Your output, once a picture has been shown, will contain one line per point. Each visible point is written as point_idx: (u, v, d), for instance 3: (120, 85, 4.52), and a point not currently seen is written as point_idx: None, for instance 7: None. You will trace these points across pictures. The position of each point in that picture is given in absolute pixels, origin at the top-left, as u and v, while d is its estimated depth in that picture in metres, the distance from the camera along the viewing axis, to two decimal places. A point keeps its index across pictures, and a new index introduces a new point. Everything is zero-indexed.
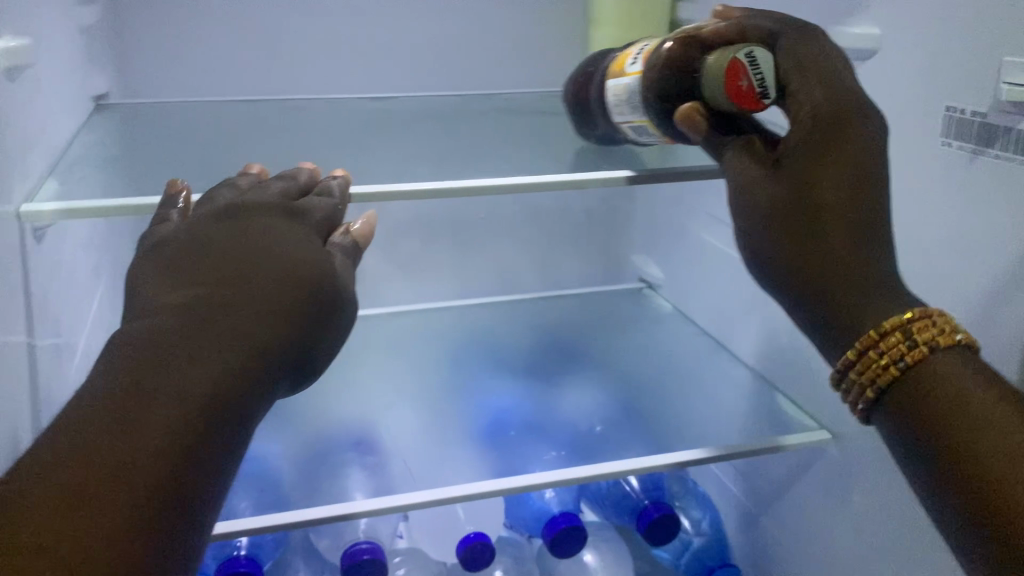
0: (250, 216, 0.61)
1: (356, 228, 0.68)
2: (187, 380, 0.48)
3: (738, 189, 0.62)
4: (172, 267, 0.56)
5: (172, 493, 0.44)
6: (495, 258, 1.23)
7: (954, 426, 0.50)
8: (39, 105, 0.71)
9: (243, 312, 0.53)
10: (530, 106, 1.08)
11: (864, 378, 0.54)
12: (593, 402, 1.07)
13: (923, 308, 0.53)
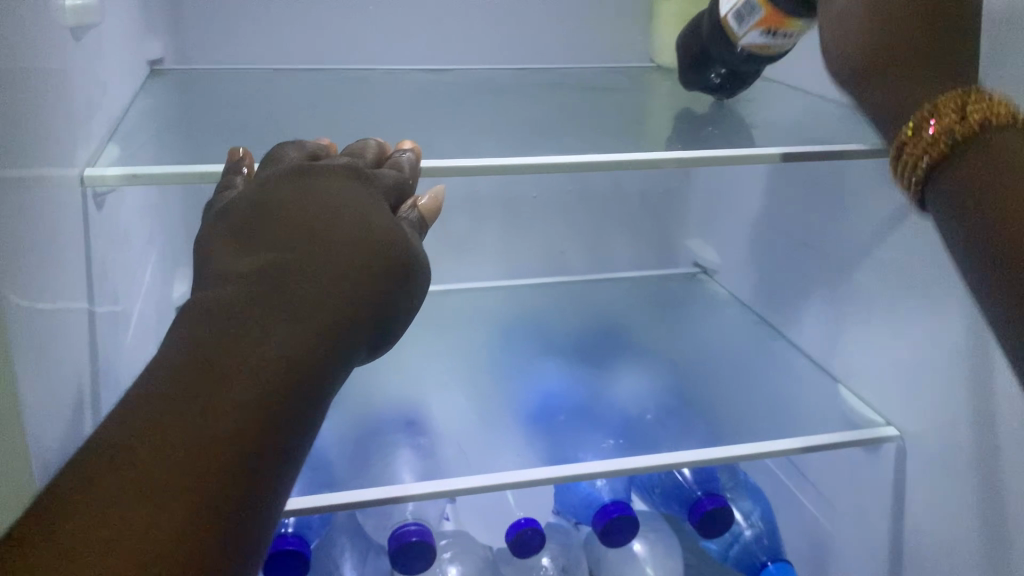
0: (315, 175, 0.56)
1: (424, 202, 0.63)
2: (258, 356, 0.44)
3: (830, 37, 0.61)
4: (239, 230, 0.52)
5: (243, 483, 0.41)
6: (545, 238, 1.20)
7: (1000, 194, 0.48)
8: (101, 67, 0.69)
9: (317, 278, 0.48)
10: (591, 81, 1.05)
11: (913, 157, 0.53)
12: (645, 390, 1.04)
13: (981, 92, 0.53)
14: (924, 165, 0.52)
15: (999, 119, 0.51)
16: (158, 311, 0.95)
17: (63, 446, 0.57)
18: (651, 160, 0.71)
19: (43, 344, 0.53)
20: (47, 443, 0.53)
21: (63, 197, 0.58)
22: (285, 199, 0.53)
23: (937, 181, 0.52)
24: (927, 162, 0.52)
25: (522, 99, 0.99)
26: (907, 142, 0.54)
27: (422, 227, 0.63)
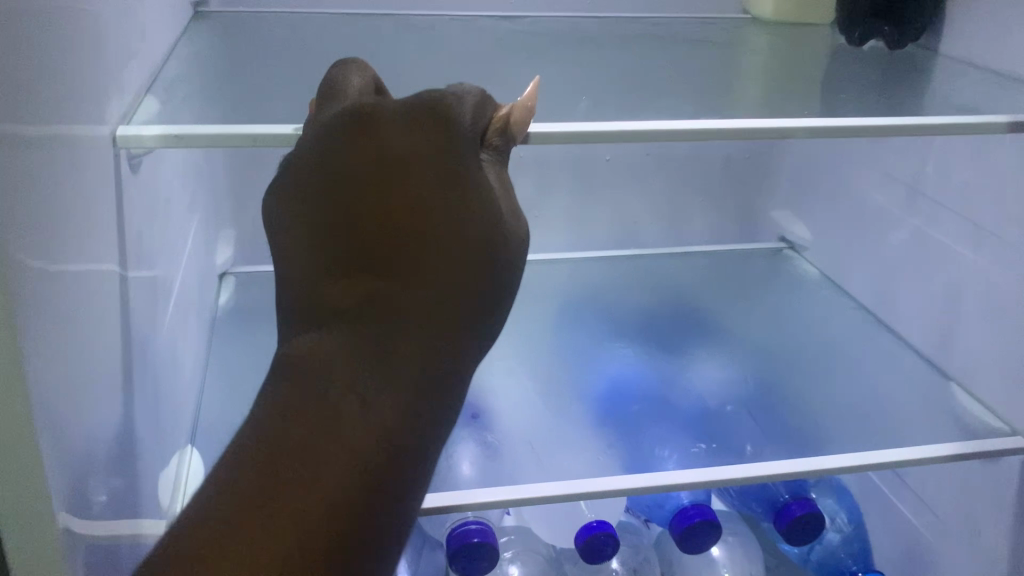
0: (386, 138, 0.46)
1: (512, 117, 0.50)
2: (358, 418, 0.42)
3: None
4: (317, 230, 0.46)
5: (346, 555, 0.40)
6: (617, 204, 1.09)
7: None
8: (137, 8, 0.60)
9: (415, 316, 0.45)
10: (679, 33, 0.94)
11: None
12: (727, 380, 0.94)
13: None
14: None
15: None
16: (201, 278, 0.87)
17: (91, 451, 0.49)
18: (772, 127, 0.60)
19: (69, 340, 0.45)
20: (73, 454, 0.45)
21: (93, 161, 0.49)
22: (370, 181, 0.46)
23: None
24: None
25: (606, 50, 0.88)
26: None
27: (512, 139, 0.50)
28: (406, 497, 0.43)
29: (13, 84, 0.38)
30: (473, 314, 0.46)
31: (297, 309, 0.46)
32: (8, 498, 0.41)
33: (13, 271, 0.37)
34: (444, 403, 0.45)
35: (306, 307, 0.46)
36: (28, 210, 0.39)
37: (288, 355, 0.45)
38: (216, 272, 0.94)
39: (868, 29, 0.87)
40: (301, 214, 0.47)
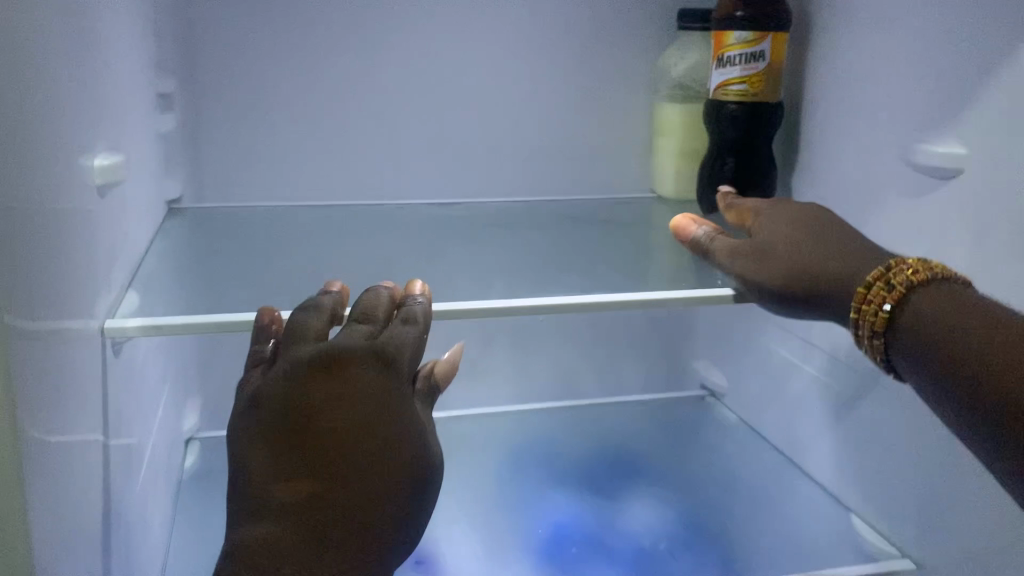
0: (343, 376, 0.57)
1: (438, 369, 0.65)
2: None
3: (921, 333, 0.59)
4: (270, 432, 0.56)
5: None
6: (552, 361, 1.21)
7: (953, 330, 0.58)
8: (125, 217, 0.72)
9: (343, 510, 0.54)
10: (594, 214, 1.08)
11: (872, 307, 0.62)
12: (658, 517, 1.01)
13: (923, 261, 0.62)
14: (883, 309, 0.61)
15: (944, 273, 0.61)
16: (169, 444, 0.95)
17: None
18: (646, 298, 0.73)
19: (60, 498, 0.53)
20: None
21: (87, 346, 0.59)
22: (317, 399, 0.56)
23: (899, 337, 0.61)
24: (889, 308, 0.61)
25: (530, 231, 1.01)
26: (865, 294, 0.63)
27: (438, 388, 0.66)
28: None
29: (30, 296, 0.48)
30: (402, 506, 0.56)
31: (244, 505, 0.54)
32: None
33: (25, 428, 0.47)
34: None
35: (252, 504, 0.54)
36: (38, 393, 0.49)
37: (235, 543, 0.53)
38: (182, 438, 1.02)
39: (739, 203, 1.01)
40: (255, 428, 0.56)
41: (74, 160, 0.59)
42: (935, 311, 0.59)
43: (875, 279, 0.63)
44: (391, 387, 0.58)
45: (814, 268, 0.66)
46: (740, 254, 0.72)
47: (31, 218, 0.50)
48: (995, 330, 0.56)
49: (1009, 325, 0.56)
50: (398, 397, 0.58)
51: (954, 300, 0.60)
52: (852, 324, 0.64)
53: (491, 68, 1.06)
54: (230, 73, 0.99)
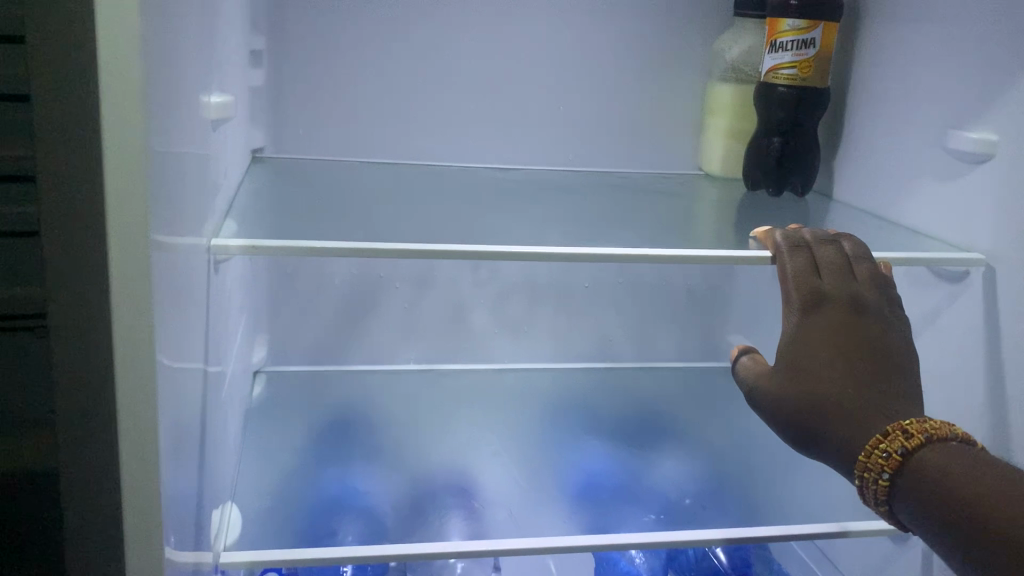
0: None
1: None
2: None
3: (925, 501, 0.58)
4: None
5: None
6: (594, 327, 1.26)
7: (951, 497, 0.57)
8: (226, 152, 0.80)
9: None
10: (643, 185, 1.15)
11: (872, 474, 0.61)
12: (687, 473, 1.07)
13: (919, 420, 0.62)
14: (887, 480, 0.61)
15: (940, 433, 0.61)
16: (241, 371, 1.03)
17: (184, 483, 0.63)
18: (693, 255, 0.80)
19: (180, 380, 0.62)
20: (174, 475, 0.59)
21: (198, 259, 0.67)
22: None
23: (906, 501, 0.60)
24: (888, 476, 0.60)
25: (584, 195, 1.08)
26: (868, 462, 0.62)
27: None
28: None
29: (169, 206, 0.56)
30: None
31: None
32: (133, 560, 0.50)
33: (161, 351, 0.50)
34: None
35: None
36: (170, 291, 0.56)
37: None
38: (251, 369, 1.11)
39: (783, 182, 1.08)
40: None
41: (197, 95, 0.66)
42: (938, 476, 0.58)
43: (874, 446, 0.62)
44: None
45: (838, 426, 0.65)
46: (777, 373, 0.72)
47: (173, 137, 0.57)
48: (994, 494, 0.55)
49: (1009, 489, 0.55)
50: None
51: (954, 460, 0.59)
52: (863, 490, 0.63)
53: (556, 44, 1.13)
54: (315, 36, 1.07)
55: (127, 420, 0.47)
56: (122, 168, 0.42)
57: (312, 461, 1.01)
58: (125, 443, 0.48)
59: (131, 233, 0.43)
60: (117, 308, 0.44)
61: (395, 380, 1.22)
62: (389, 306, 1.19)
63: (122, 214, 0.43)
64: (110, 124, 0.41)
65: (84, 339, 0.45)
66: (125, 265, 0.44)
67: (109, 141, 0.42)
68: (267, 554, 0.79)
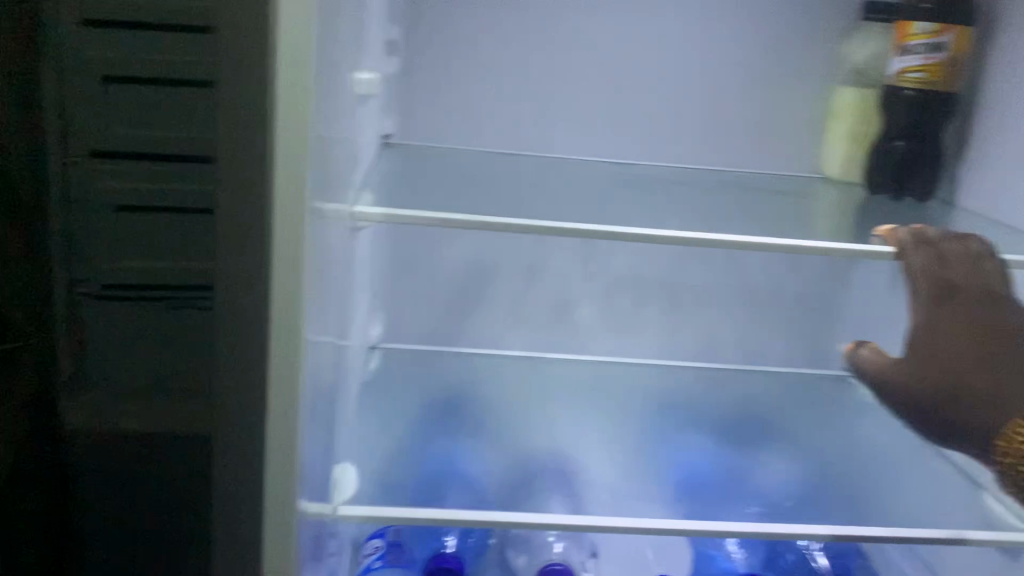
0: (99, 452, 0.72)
1: None
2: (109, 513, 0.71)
3: None
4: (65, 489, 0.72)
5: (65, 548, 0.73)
6: (701, 326, 1.27)
7: None
8: (366, 128, 0.84)
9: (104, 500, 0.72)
10: (760, 185, 1.15)
11: (1015, 457, 0.79)
12: (790, 475, 1.07)
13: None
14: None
15: None
16: (360, 344, 1.09)
17: (318, 429, 0.68)
18: (814, 247, 0.80)
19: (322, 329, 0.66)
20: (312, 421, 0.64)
21: (342, 223, 0.72)
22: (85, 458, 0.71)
23: None
24: None
25: (699, 192, 1.10)
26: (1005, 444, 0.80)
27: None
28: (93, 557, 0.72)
29: (325, 166, 0.61)
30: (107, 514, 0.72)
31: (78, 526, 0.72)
32: (274, 463, 0.59)
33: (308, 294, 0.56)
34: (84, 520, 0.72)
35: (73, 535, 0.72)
36: (322, 243, 0.61)
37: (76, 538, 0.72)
38: (369, 344, 1.16)
39: (904, 187, 1.06)
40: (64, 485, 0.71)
41: (351, 69, 0.71)
42: None
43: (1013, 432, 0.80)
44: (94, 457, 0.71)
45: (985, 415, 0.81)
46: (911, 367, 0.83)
47: (332, 102, 0.62)
48: None
49: None
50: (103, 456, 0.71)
51: None
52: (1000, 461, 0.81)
53: (680, 44, 1.15)
54: (447, 27, 1.12)
55: (278, 337, 0.56)
56: (291, 117, 0.51)
57: (421, 437, 1.06)
58: (273, 359, 0.56)
59: (294, 171, 0.52)
60: (279, 237, 0.53)
61: (502, 366, 1.25)
62: (500, 292, 1.23)
63: (289, 156, 0.51)
64: (285, 79, 0.50)
65: (249, 260, 0.55)
66: (286, 200, 0.52)
67: (284, 96, 0.50)
68: (381, 511, 0.83)
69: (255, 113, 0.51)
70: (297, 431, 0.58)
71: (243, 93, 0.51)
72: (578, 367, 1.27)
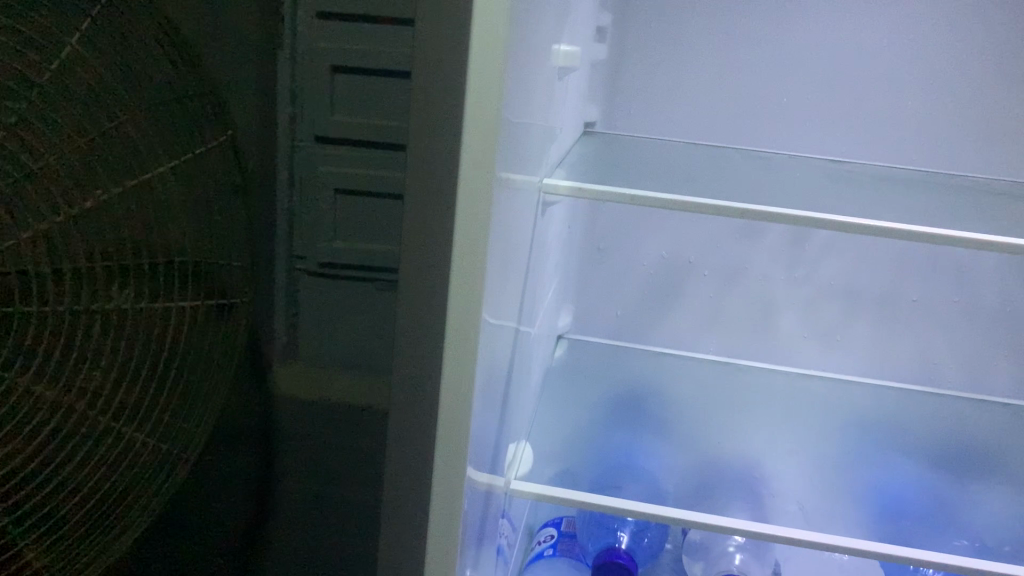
0: (157, 336, 0.66)
1: None
2: (178, 426, 0.68)
3: None
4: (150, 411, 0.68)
5: (127, 494, 0.69)
6: (918, 345, 1.16)
7: None
8: (565, 106, 0.84)
9: (239, 432, 0.68)
10: (996, 190, 1.04)
11: None
12: (1011, 517, 0.96)
13: None
14: None
15: None
16: (547, 330, 1.08)
17: (493, 397, 0.67)
18: None
19: (505, 293, 0.66)
20: (485, 389, 0.62)
21: (531, 192, 0.72)
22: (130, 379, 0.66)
23: None
24: None
25: (924, 192, 1.01)
26: None
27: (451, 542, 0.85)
28: (220, 493, 0.70)
29: (518, 125, 0.61)
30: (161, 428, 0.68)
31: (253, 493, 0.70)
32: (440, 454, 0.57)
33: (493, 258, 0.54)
34: (170, 447, 0.69)
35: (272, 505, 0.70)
36: (508, 205, 0.61)
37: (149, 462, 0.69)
38: (556, 332, 1.16)
39: None
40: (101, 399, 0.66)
41: (552, 38, 0.71)
42: None
43: None
44: (155, 352, 0.66)
45: None
46: None
47: (529, 63, 0.61)
48: None
49: None
50: (159, 354, 0.67)
51: None
52: None
53: (911, 34, 1.06)
54: (659, 14, 1.10)
55: (457, 315, 0.53)
56: (485, 80, 0.48)
57: (604, 430, 1.04)
58: (450, 338, 0.54)
59: (484, 139, 0.50)
60: (462, 205, 0.51)
61: (694, 369, 1.21)
62: (697, 291, 1.18)
63: (478, 121, 0.49)
64: (480, 41, 0.48)
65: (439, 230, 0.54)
66: (474, 170, 0.50)
67: (476, 58, 0.48)
68: (550, 492, 0.82)
69: (446, 81, 0.51)
70: (466, 420, 0.56)
71: (451, 60, 0.50)
72: (774, 377, 1.21)
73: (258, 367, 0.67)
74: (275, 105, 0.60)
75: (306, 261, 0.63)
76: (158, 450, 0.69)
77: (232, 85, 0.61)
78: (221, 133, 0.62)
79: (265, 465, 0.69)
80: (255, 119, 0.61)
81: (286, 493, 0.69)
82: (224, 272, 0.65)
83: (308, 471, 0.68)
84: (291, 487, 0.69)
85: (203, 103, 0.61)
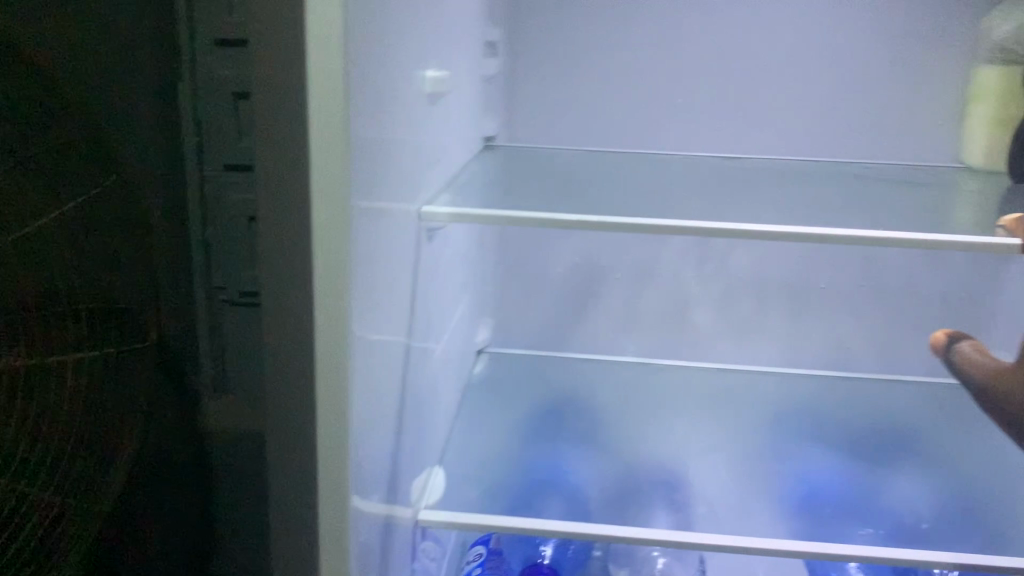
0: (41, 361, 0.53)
1: None
2: (79, 474, 0.54)
3: None
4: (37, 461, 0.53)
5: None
6: (831, 332, 1.17)
7: None
8: (444, 128, 0.83)
9: (157, 462, 0.55)
10: (889, 175, 1.05)
11: None
12: (925, 495, 0.97)
13: None
14: None
15: None
16: (461, 348, 1.08)
17: (380, 438, 0.66)
18: (925, 239, 0.72)
19: (387, 329, 0.65)
20: (367, 432, 0.61)
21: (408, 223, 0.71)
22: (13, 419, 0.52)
23: None
24: None
25: (818, 184, 1.02)
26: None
27: None
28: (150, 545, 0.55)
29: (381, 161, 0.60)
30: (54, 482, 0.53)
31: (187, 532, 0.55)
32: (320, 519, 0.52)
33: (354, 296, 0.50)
34: (74, 499, 0.54)
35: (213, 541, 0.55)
36: (379, 243, 0.60)
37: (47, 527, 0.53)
38: (474, 347, 1.15)
39: None
40: None
41: (416, 67, 0.70)
42: None
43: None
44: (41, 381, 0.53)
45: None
46: None
47: (386, 99, 0.61)
48: None
49: None
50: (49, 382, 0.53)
51: None
52: None
53: (795, 28, 1.07)
54: (549, 24, 1.10)
55: (324, 352, 0.49)
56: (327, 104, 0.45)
57: (524, 445, 1.04)
58: (319, 379, 0.49)
59: (329, 161, 0.46)
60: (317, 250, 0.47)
61: (616, 371, 1.21)
62: (611, 294, 1.19)
63: (324, 140, 0.46)
64: (318, 59, 0.44)
65: (288, 268, 0.48)
66: (324, 209, 0.46)
67: (315, 69, 0.45)
68: (461, 517, 0.82)
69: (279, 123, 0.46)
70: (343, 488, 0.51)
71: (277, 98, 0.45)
72: (696, 373, 1.21)
73: (170, 389, 0.54)
74: (181, 123, 0.50)
75: (229, 291, 0.51)
76: (53, 509, 0.53)
77: (99, 69, 0.49)
78: (89, 135, 0.50)
79: (197, 507, 0.55)
80: (155, 135, 0.50)
81: (229, 521, 0.55)
82: (115, 287, 0.52)
83: (250, 493, 0.54)
84: (232, 515, 0.55)
85: (66, 88, 0.49)
